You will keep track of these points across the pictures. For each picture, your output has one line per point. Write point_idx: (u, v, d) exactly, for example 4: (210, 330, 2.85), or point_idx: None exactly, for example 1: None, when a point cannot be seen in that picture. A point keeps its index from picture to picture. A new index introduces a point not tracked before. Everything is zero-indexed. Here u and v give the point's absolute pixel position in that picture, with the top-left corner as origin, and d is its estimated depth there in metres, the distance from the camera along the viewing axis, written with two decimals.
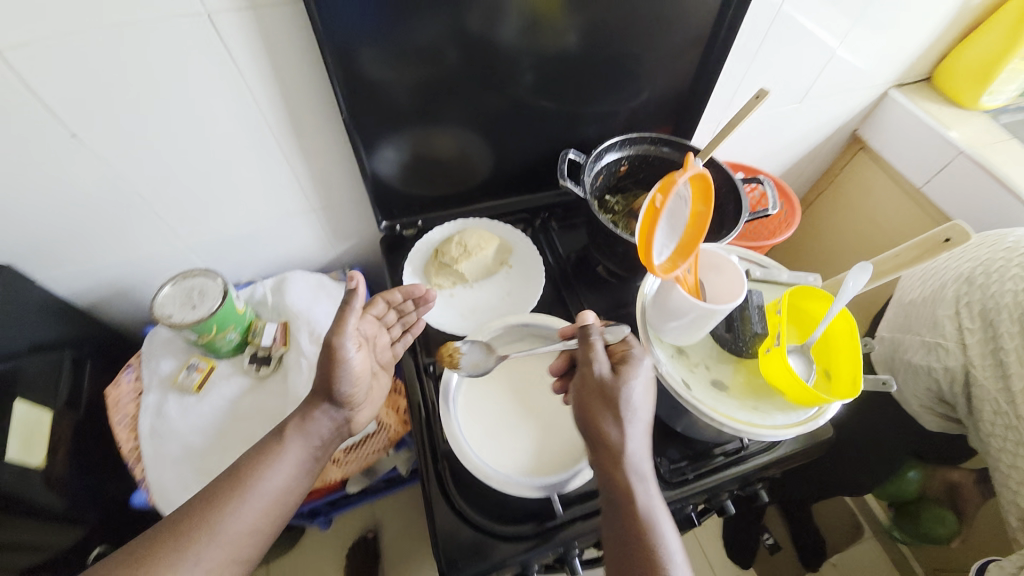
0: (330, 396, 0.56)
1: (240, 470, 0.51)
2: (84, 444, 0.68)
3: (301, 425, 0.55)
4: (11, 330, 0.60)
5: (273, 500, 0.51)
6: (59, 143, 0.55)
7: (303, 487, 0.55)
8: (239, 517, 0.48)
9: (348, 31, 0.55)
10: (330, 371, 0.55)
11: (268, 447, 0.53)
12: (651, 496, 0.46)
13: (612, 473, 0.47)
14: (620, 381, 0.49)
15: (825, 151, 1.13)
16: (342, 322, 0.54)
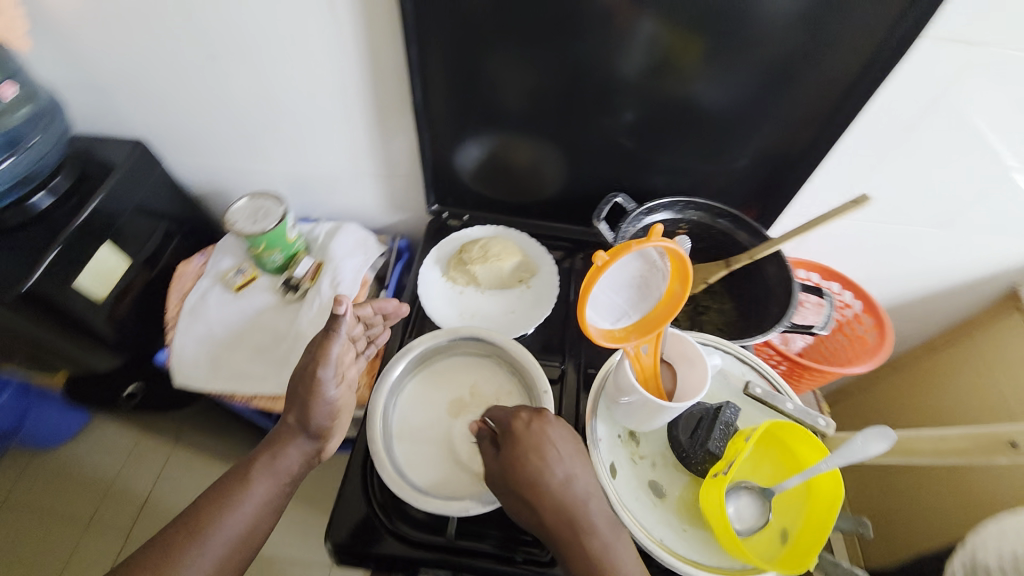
0: (303, 427, 0.57)
1: (202, 516, 0.51)
2: (148, 298, 0.84)
3: (270, 462, 0.55)
4: (127, 192, 0.77)
5: (239, 543, 0.51)
6: (201, 62, 0.69)
7: (271, 520, 0.55)
8: (202, 563, 0.49)
9: (433, 23, 0.60)
10: (306, 403, 0.56)
11: (233, 489, 0.53)
12: (618, 556, 0.41)
13: (566, 551, 0.42)
14: (505, 462, 0.44)
15: (968, 297, 0.90)
16: (326, 353, 0.55)
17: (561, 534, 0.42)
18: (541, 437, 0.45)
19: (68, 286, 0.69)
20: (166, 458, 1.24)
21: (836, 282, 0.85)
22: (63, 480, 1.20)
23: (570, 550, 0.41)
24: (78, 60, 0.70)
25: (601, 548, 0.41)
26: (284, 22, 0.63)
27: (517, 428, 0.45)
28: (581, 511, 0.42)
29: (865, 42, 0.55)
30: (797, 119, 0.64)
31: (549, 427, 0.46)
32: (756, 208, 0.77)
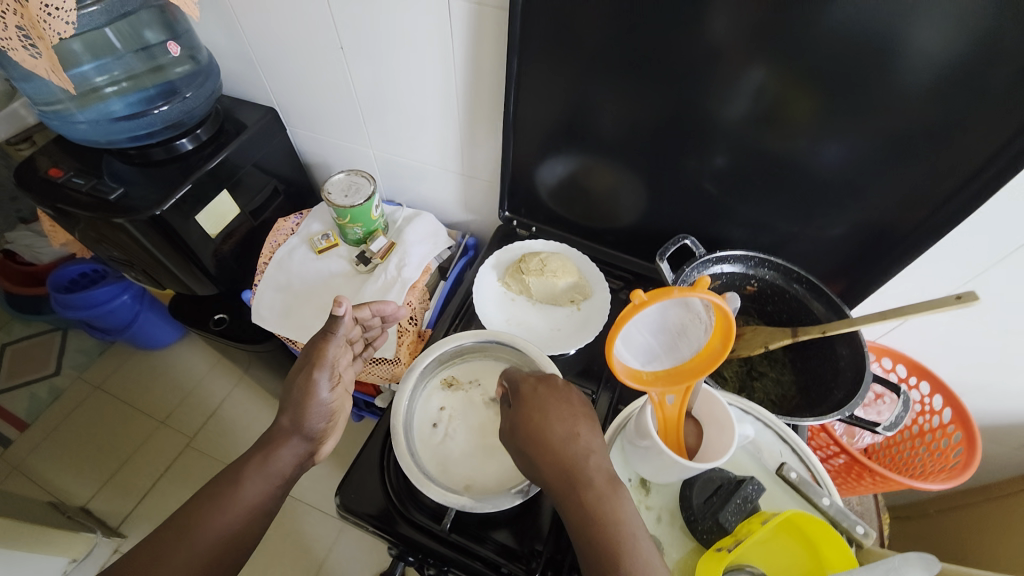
0: (298, 428, 0.58)
1: (186, 520, 0.51)
2: (247, 243, 0.96)
3: (262, 464, 0.55)
4: (251, 150, 0.89)
5: (226, 547, 0.51)
6: (332, 49, 0.78)
7: (261, 524, 0.55)
8: (188, 564, 0.49)
9: (536, 41, 0.63)
10: (301, 405, 0.58)
11: (222, 490, 0.53)
12: (615, 509, 0.41)
13: (563, 503, 0.42)
14: (512, 416, 0.48)
15: None
16: (323, 355, 0.59)
17: (558, 483, 0.43)
18: (546, 398, 0.47)
19: (189, 220, 0.81)
20: (234, 384, 1.40)
21: (925, 383, 0.75)
22: (153, 380, 1.40)
23: (567, 500, 0.42)
24: (239, 34, 0.82)
25: (596, 502, 0.41)
26: (408, 25, 0.70)
27: (524, 391, 0.49)
28: (581, 463, 0.43)
29: (1005, 125, 0.49)
30: (905, 196, 0.58)
31: (556, 391, 0.48)
32: (842, 282, 0.71)
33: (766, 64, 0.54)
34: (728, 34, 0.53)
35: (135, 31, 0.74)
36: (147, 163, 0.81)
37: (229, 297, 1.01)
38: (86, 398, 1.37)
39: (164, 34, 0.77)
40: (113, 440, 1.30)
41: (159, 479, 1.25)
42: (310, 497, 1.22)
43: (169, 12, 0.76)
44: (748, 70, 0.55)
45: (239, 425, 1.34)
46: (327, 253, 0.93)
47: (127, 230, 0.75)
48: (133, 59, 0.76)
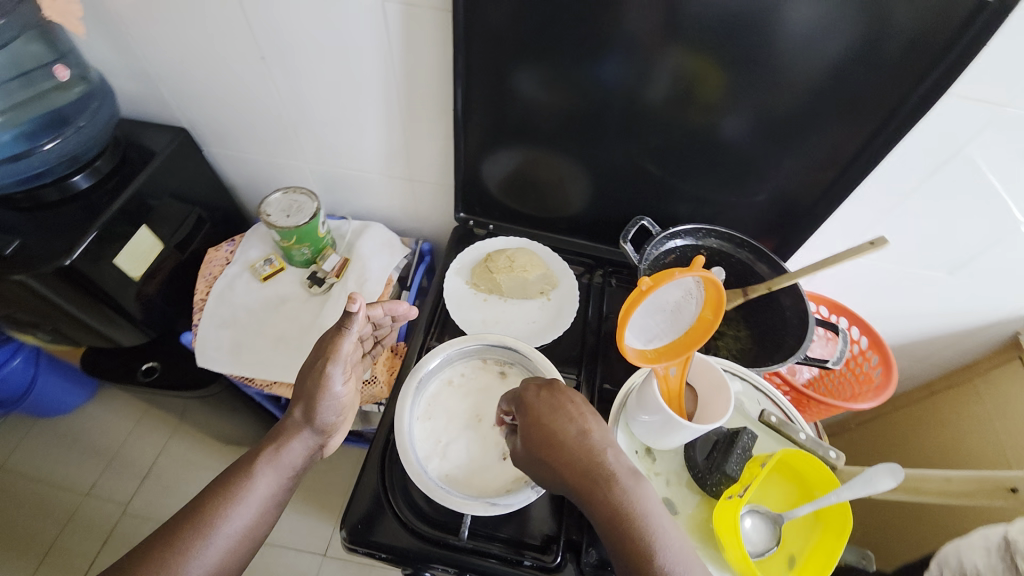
0: (308, 420, 0.57)
1: (204, 510, 0.50)
2: (176, 280, 0.87)
3: (273, 456, 0.55)
4: (165, 177, 0.80)
5: (241, 539, 0.50)
6: (251, 60, 0.72)
7: (272, 517, 0.54)
8: (206, 557, 0.48)
9: (473, 40, 0.63)
10: (313, 398, 0.57)
11: (235, 483, 0.52)
12: (642, 501, 0.44)
13: (586, 496, 0.45)
14: (523, 427, 0.50)
15: (969, 342, 0.93)
16: (337, 348, 0.56)
17: (582, 485, 0.45)
18: (557, 403, 0.49)
19: (104, 264, 0.71)
20: (168, 438, 1.25)
21: (845, 318, 0.87)
22: (66, 450, 1.22)
23: (593, 501, 0.44)
24: (132, 49, 0.72)
25: (623, 497, 0.44)
26: (337, 30, 0.66)
27: (532, 398, 0.50)
28: (601, 464, 0.45)
29: (892, 94, 0.58)
30: (820, 161, 0.67)
31: (566, 393, 0.50)
32: (776, 241, 0.80)
33: (697, 55, 0.59)
34: (657, 27, 0.57)
35: (13, 55, 0.63)
36: (39, 206, 0.70)
37: (161, 342, 0.91)
38: None
39: (49, 53, 0.67)
40: (27, 527, 1.12)
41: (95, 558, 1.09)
42: (283, 539, 1.14)
43: (49, 30, 0.67)
44: (681, 60, 0.60)
45: (183, 480, 1.20)
46: (273, 280, 0.87)
47: (29, 286, 0.65)
48: (13, 86, 0.64)
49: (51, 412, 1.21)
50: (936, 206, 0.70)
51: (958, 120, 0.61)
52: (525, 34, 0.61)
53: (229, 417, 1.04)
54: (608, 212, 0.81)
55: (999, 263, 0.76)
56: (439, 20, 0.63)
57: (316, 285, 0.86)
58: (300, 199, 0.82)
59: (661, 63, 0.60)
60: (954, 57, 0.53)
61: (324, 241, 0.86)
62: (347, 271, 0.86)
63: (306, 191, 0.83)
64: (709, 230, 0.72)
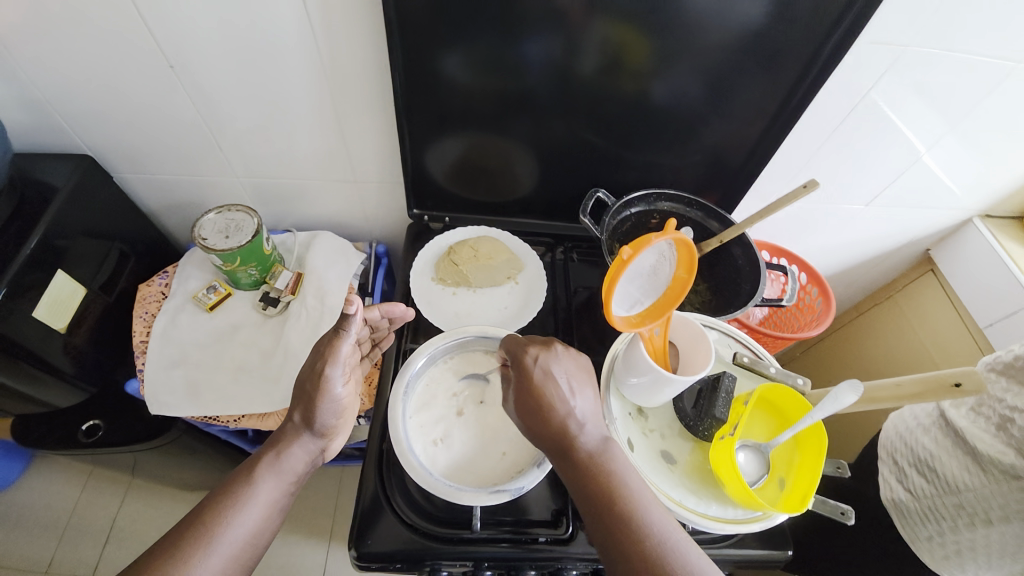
0: (308, 424, 0.55)
1: (204, 520, 0.46)
2: (107, 325, 0.78)
3: (274, 462, 0.52)
4: (74, 212, 0.71)
5: (245, 548, 0.47)
6: (157, 70, 0.65)
7: (275, 526, 0.51)
8: (208, 568, 0.44)
9: (392, 30, 0.60)
10: (313, 400, 0.55)
11: (234, 490, 0.49)
12: (610, 465, 0.46)
13: (572, 470, 0.46)
14: (520, 394, 0.49)
15: (887, 264, 1.04)
16: (335, 350, 0.55)
17: (558, 451, 0.47)
18: (547, 372, 0.49)
19: (20, 321, 0.62)
20: (124, 496, 1.14)
21: (784, 259, 0.96)
22: (3, 533, 1.08)
23: (567, 465, 0.47)
24: (9, 70, 0.63)
25: (593, 463, 0.46)
26: (254, 29, 0.61)
27: (527, 363, 0.50)
28: (576, 433, 0.47)
29: (810, 45, 0.62)
30: (751, 115, 0.71)
31: (555, 362, 0.50)
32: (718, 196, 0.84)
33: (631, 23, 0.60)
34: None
35: None
36: None
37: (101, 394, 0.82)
38: None
39: None
40: None
41: None
42: (275, 573, 1.09)
43: None
44: (616, 30, 0.61)
45: (151, 537, 1.11)
46: (221, 308, 0.80)
47: None
48: None
49: None
50: (851, 144, 0.78)
51: (865, 62, 0.66)
52: (460, 17, 0.59)
53: (194, 461, 0.96)
54: (561, 188, 0.82)
55: (906, 189, 0.85)
56: (366, 9, 0.60)
57: (270, 306, 0.80)
58: (236, 216, 0.76)
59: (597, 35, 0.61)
60: (859, 5, 0.58)
61: (271, 258, 0.81)
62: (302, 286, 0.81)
63: (243, 207, 0.77)
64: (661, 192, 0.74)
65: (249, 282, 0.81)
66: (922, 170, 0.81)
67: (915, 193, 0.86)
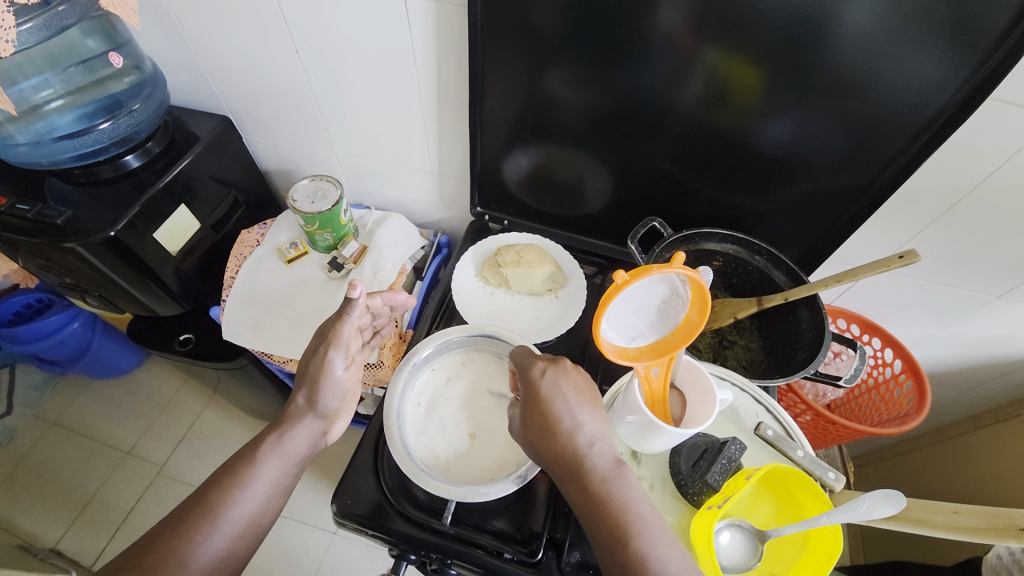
0: (312, 405, 0.59)
1: (210, 499, 0.51)
2: (210, 258, 0.93)
3: (278, 443, 0.57)
4: (207, 160, 0.85)
5: (248, 526, 0.51)
6: (286, 52, 0.76)
7: (278, 505, 0.55)
8: (213, 544, 0.49)
9: (497, 36, 0.63)
10: (316, 382, 0.59)
11: (241, 471, 0.54)
12: (619, 493, 0.43)
13: (576, 494, 0.44)
14: (523, 405, 0.49)
15: (1022, 374, 0.84)
16: (338, 333, 0.59)
17: (564, 469, 0.45)
18: (553, 384, 0.48)
19: (146, 238, 0.77)
20: (202, 407, 1.34)
21: (878, 339, 0.82)
22: (114, 410, 1.33)
23: (573, 485, 0.44)
24: (184, 41, 0.78)
25: (602, 487, 0.43)
26: (363, 25, 0.69)
27: (533, 376, 0.49)
28: (585, 452, 0.45)
29: (932, 98, 0.53)
30: (852, 168, 0.62)
31: (564, 378, 0.48)
32: (801, 252, 0.75)
33: (719, 52, 0.57)
34: (678, 22, 0.56)
35: (72, 45, 0.70)
36: (94, 182, 0.78)
37: (195, 315, 0.97)
38: (42, 438, 1.28)
39: (106, 43, 0.72)
40: (76, 477, 1.23)
41: (132, 510, 1.19)
42: (296, 512, 1.19)
43: (108, 21, 0.72)
44: (699, 56, 0.58)
45: (211, 448, 1.28)
46: (298, 263, 0.91)
47: (79, 253, 0.71)
48: (74, 72, 0.72)
49: (103, 374, 1.33)
50: (984, 221, 0.65)
51: (1010, 125, 0.55)
52: (541, 28, 0.61)
53: (253, 391, 1.09)
54: (624, 213, 0.80)
55: None
56: (458, 14, 0.64)
57: (336, 270, 0.89)
58: (323, 185, 0.86)
59: (679, 59, 0.59)
60: (1001, 57, 0.48)
61: (345, 228, 0.90)
62: (366, 259, 0.90)
63: (332, 179, 0.87)
64: (728, 233, 0.68)
65: (325, 245, 0.90)
66: None
67: None
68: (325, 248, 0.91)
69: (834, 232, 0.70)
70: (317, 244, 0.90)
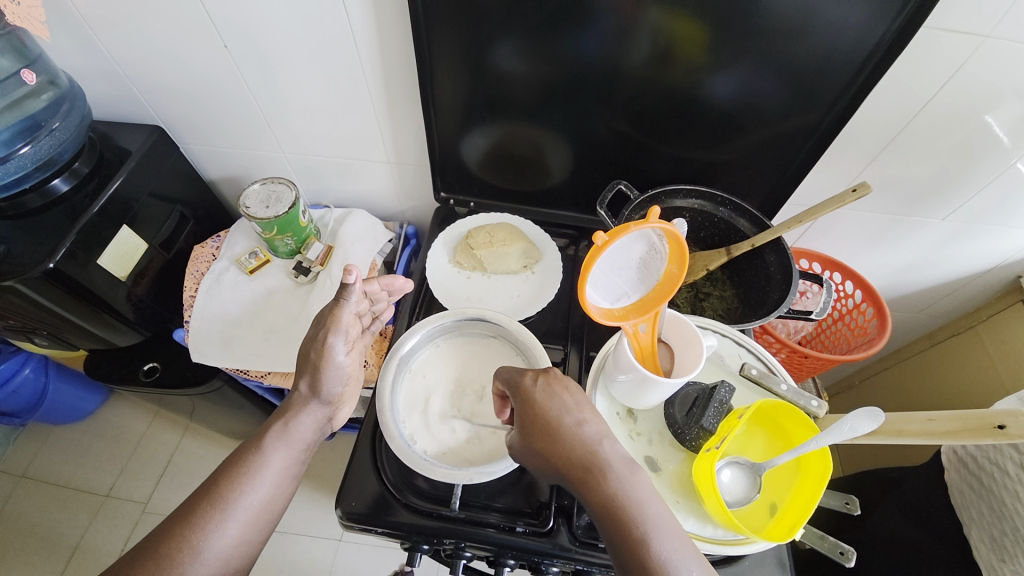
0: (315, 393, 0.58)
1: (220, 486, 0.50)
2: (164, 279, 0.88)
3: (283, 431, 0.55)
4: (146, 176, 0.80)
5: (260, 512, 0.50)
6: (215, 49, 0.71)
7: (289, 491, 0.54)
8: (225, 534, 0.47)
9: (439, 14, 0.61)
10: (318, 368, 0.57)
11: (248, 458, 0.52)
12: (635, 489, 0.43)
13: (586, 496, 0.44)
14: (522, 420, 0.49)
15: (968, 290, 0.91)
16: (337, 319, 0.58)
17: (577, 473, 0.45)
18: (548, 392, 0.49)
19: (90, 266, 0.71)
20: (180, 437, 1.28)
21: (839, 274, 0.87)
22: (85, 454, 1.25)
23: (586, 489, 0.44)
24: (99, 48, 0.72)
25: (616, 485, 0.43)
26: (295, 11, 0.65)
27: (527, 388, 0.49)
28: (596, 453, 0.45)
29: (869, 34, 0.55)
30: (803, 111, 0.64)
31: (558, 386, 0.49)
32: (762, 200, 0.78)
33: (665, 8, 0.56)
34: None
35: None
36: (25, 214, 0.71)
37: (157, 341, 0.92)
38: (9, 494, 1.20)
39: (18, 62, 0.65)
40: (54, 528, 1.16)
41: (122, 552, 1.14)
42: (298, 526, 1.17)
43: (15, 36, 0.65)
44: (646, 13, 0.57)
45: (196, 476, 1.23)
46: (262, 271, 0.88)
47: (20, 291, 0.66)
48: None
49: (66, 418, 1.25)
50: (925, 147, 0.69)
51: (943, 52, 0.58)
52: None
53: (232, 411, 1.05)
54: (590, 181, 0.80)
55: (997, 205, 0.74)
56: None
57: (305, 274, 0.86)
58: (277, 187, 0.82)
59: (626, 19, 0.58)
60: None
61: (307, 231, 0.87)
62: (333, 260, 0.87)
63: (286, 181, 0.83)
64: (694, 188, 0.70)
65: (287, 250, 0.87)
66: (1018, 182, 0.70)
67: (1010, 211, 0.74)
68: (289, 252, 0.87)
69: (791, 176, 0.73)
70: (280, 250, 0.87)
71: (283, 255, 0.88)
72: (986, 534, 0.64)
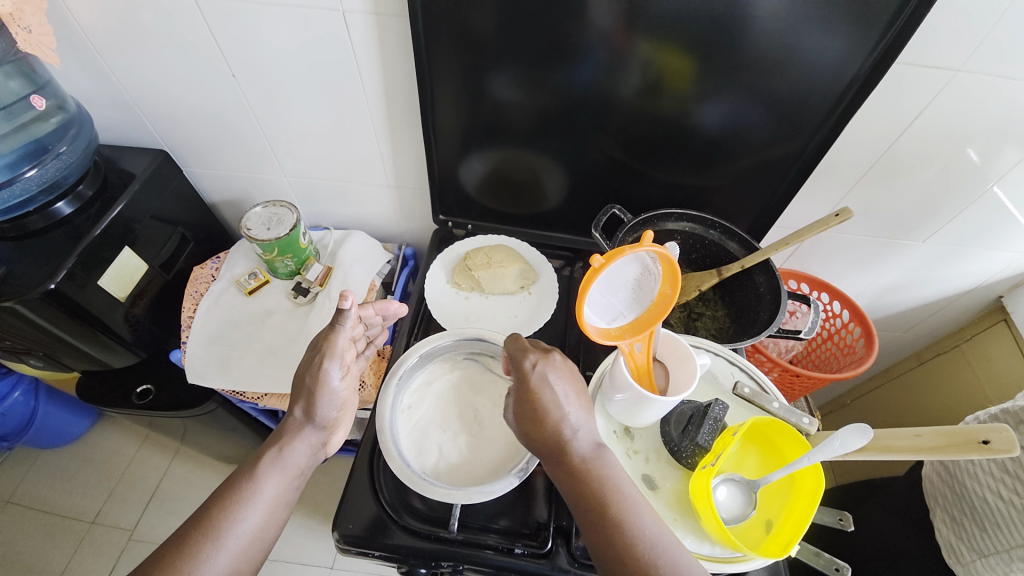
0: (309, 418, 0.58)
1: (211, 516, 0.49)
2: (162, 300, 0.88)
3: (277, 457, 0.55)
4: (149, 198, 0.81)
5: (252, 541, 0.50)
6: (223, 78, 0.73)
7: (282, 518, 0.54)
8: (216, 564, 0.47)
9: (441, 46, 0.64)
10: (312, 394, 0.58)
11: (240, 486, 0.52)
12: (597, 474, 0.46)
13: (559, 478, 0.47)
14: (515, 398, 0.50)
15: (952, 310, 0.94)
16: (332, 344, 0.59)
17: (554, 455, 0.48)
18: (542, 376, 0.49)
19: (90, 287, 0.72)
20: (170, 461, 1.26)
21: (826, 294, 0.90)
22: (71, 480, 1.23)
23: (560, 470, 0.47)
24: (108, 76, 0.74)
25: (587, 469, 0.46)
26: (302, 43, 0.68)
27: (524, 368, 0.50)
28: (569, 439, 0.47)
29: (845, 69, 0.59)
30: (787, 139, 0.68)
31: (553, 369, 0.50)
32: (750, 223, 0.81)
33: (654, 43, 0.60)
34: (612, 16, 0.58)
35: None
36: (26, 235, 0.72)
37: (152, 363, 0.92)
38: None
39: (28, 86, 0.67)
40: (35, 558, 1.12)
41: None
42: (290, 553, 1.14)
43: (26, 63, 0.67)
44: (636, 47, 0.61)
45: (186, 501, 1.21)
46: (262, 292, 0.89)
47: (19, 313, 0.66)
48: None
49: (53, 443, 1.22)
50: (903, 174, 0.72)
51: (915, 85, 0.62)
52: (482, 33, 0.62)
53: (226, 434, 1.04)
54: (584, 205, 0.82)
55: (974, 227, 0.77)
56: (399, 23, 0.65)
57: (303, 295, 0.87)
58: (279, 211, 0.83)
59: (618, 53, 0.62)
60: (899, 26, 0.54)
61: (307, 253, 0.88)
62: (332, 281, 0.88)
63: (288, 205, 0.84)
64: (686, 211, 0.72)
65: (287, 271, 0.88)
66: (992, 206, 0.74)
67: (987, 234, 0.78)
68: (289, 273, 0.88)
69: (778, 201, 0.76)
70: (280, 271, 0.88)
71: (282, 276, 0.89)
72: (948, 515, 0.67)
